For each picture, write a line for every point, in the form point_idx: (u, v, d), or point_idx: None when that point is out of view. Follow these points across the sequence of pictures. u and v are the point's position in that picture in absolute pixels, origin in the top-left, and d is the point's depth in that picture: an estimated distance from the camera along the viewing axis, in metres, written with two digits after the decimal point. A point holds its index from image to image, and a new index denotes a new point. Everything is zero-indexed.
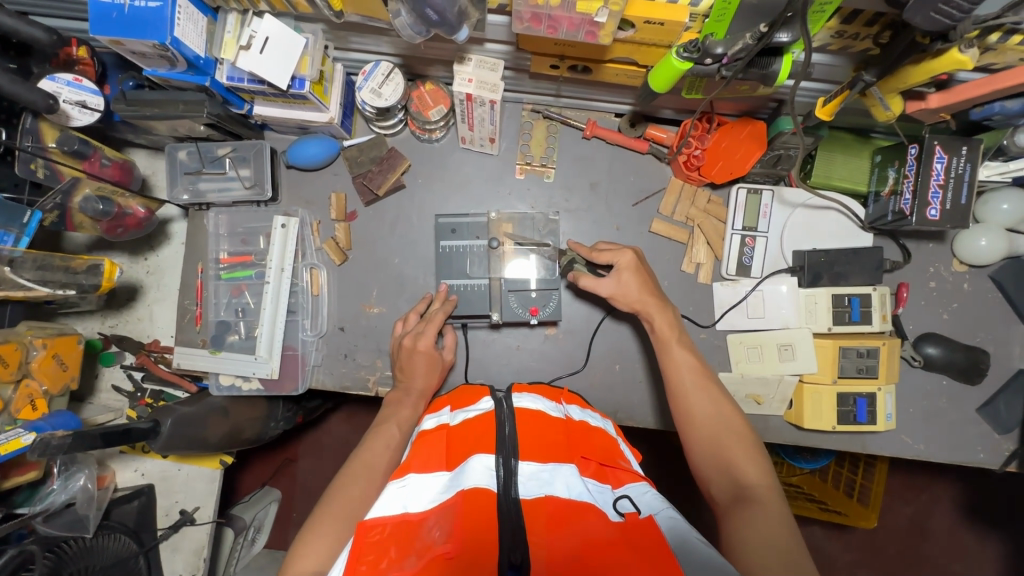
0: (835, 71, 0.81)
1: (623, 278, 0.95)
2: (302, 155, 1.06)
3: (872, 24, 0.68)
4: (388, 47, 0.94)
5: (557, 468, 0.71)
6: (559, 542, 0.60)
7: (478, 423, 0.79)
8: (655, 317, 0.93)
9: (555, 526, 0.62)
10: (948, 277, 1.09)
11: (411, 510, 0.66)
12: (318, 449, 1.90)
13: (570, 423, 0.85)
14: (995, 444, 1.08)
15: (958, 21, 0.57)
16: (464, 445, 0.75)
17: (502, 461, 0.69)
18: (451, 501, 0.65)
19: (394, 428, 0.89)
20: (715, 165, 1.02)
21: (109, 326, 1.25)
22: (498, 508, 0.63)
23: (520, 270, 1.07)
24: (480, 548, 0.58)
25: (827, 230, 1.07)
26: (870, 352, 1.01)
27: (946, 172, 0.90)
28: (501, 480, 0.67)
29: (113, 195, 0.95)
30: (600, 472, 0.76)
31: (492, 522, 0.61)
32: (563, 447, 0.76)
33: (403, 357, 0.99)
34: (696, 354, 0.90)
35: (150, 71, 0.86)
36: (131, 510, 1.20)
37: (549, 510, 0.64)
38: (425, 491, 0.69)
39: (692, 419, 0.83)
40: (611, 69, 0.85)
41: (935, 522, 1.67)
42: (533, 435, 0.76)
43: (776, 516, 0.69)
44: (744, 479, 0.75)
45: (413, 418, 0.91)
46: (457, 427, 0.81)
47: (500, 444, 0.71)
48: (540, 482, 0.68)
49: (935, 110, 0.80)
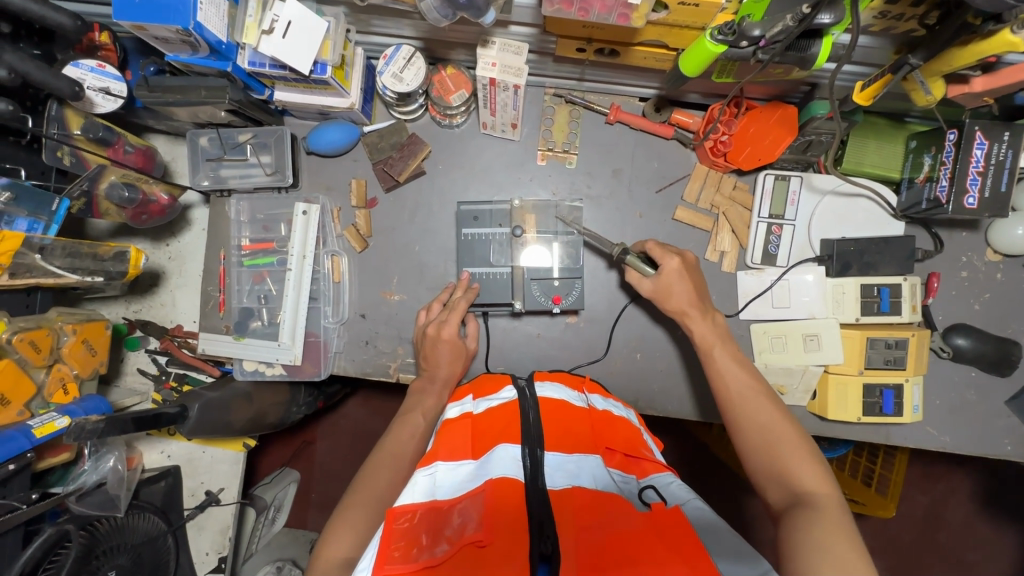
0: (875, 54, 0.78)
1: (664, 279, 0.93)
2: (323, 141, 1.05)
3: (918, 5, 0.65)
4: (410, 31, 0.92)
5: (582, 459, 0.72)
6: (587, 531, 0.60)
7: (502, 412, 0.79)
8: (694, 326, 0.92)
9: (582, 517, 0.61)
10: (981, 267, 1.06)
11: (439, 497, 0.67)
12: (336, 432, 1.93)
13: (593, 412, 0.85)
14: (1023, 437, 1.06)
15: (1016, 4, 0.54)
16: (489, 434, 0.76)
17: (528, 452, 0.71)
18: (479, 489, 0.65)
19: (421, 420, 0.90)
20: (742, 151, 1.00)
21: (133, 311, 1.27)
22: (527, 496, 0.64)
23: (541, 259, 1.06)
24: (509, 535, 0.59)
25: (857, 217, 1.04)
26: (898, 344, 0.99)
27: (987, 159, 0.87)
28: (527, 470, 0.68)
29: (137, 182, 0.96)
30: (625, 463, 0.77)
31: (521, 511, 0.62)
32: (586, 437, 0.77)
33: (426, 345, 0.99)
34: (741, 360, 0.88)
35: (172, 57, 0.85)
36: (159, 490, 1.24)
37: (577, 499, 0.64)
38: (453, 479, 0.69)
39: (742, 425, 0.82)
40: (639, 52, 0.83)
41: (953, 511, 1.66)
42: (558, 425, 0.77)
43: (837, 521, 0.66)
44: (802, 485, 0.72)
45: (438, 406, 0.93)
46: (482, 415, 0.81)
47: (526, 434, 0.73)
48: (567, 473, 0.69)
49: (979, 94, 0.76)
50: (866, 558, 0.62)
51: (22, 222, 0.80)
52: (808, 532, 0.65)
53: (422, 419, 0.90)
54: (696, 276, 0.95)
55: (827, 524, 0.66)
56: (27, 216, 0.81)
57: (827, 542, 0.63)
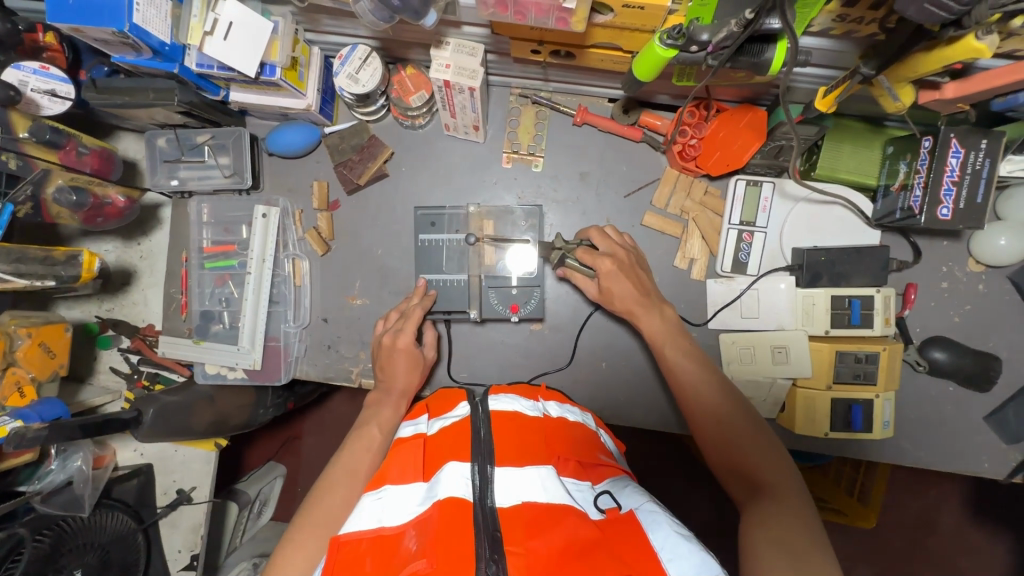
0: (839, 57, 0.74)
1: (606, 277, 0.90)
2: (281, 143, 1.03)
3: (877, 8, 0.61)
4: (365, 31, 0.90)
5: (534, 471, 0.68)
6: (536, 548, 0.58)
7: (453, 429, 0.76)
8: (643, 322, 0.88)
9: (532, 530, 0.60)
10: (962, 278, 1.02)
11: (385, 525, 0.64)
12: (320, 428, 1.93)
13: (550, 422, 0.80)
14: (1001, 454, 1.02)
15: (954, 15, 0.50)
16: (440, 453, 0.73)
17: (478, 468, 0.68)
18: (428, 515, 0.63)
19: (378, 430, 0.87)
20: (712, 156, 0.96)
21: (106, 310, 1.26)
22: (473, 516, 0.62)
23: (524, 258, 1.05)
24: (455, 564, 0.56)
25: (830, 225, 1.00)
26: (869, 358, 0.95)
27: (962, 168, 0.83)
28: (477, 489, 0.66)
29: (89, 185, 0.96)
30: (579, 470, 0.73)
31: (468, 534, 0.60)
32: (540, 448, 0.73)
33: (382, 356, 0.97)
34: (696, 353, 0.84)
35: (117, 58, 0.83)
36: (131, 487, 1.24)
37: (528, 514, 0.62)
38: (401, 503, 0.66)
39: (696, 417, 0.79)
40: (594, 54, 0.79)
41: (942, 521, 1.62)
42: (509, 437, 0.73)
43: (794, 510, 0.66)
44: (758, 472, 0.71)
45: (395, 418, 0.90)
46: (435, 435, 0.78)
47: (476, 449, 0.70)
48: (516, 486, 0.66)
49: (951, 101, 0.72)
50: (823, 548, 0.61)
51: None
52: (765, 523, 0.64)
53: (380, 429, 0.87)
54: (636, 272, 0.92)
55: (784, 513, 0.65)
56: None
57: (783, 533, 0.63)
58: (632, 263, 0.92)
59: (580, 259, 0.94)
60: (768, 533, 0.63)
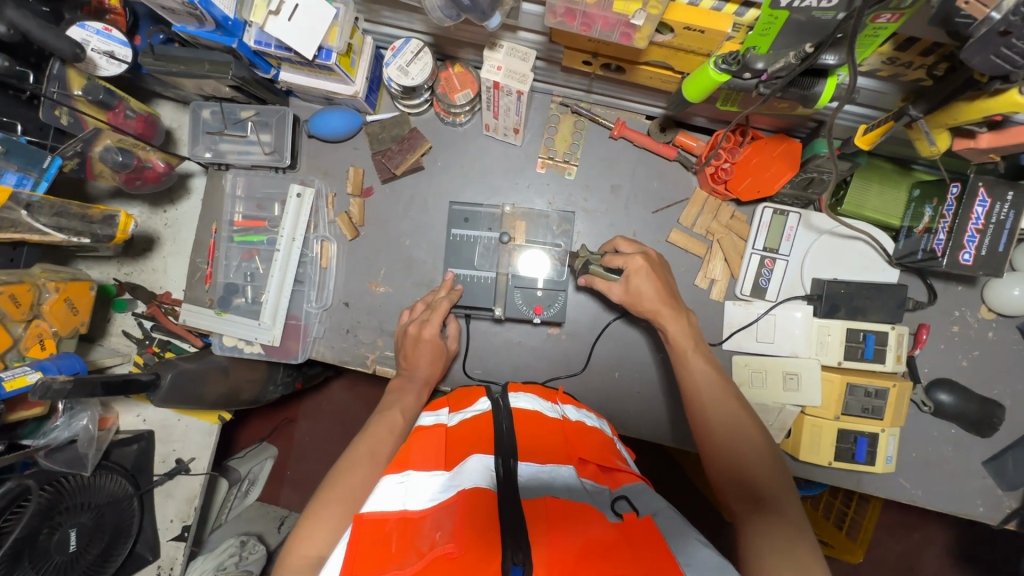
0: (882, 98, 0.77)
1: (632, 283, 0.90)
2: (324, 126, 1.05)
3: (928, 54, 0.64)
4: (420, 25, 0.92)
5: (556, 468, 0.72)
6: (561, 537, 0.60)
7: (476, 426, 0.79)
8: (669, 322, 0.88)
9: (556, 524, 0.62)
10: (973, 324, 1.04)
11: (409, 508, 0.67)
12: (317, 412, 1.93)
13: (566, 424, 0.84)
14: (996, 499, 1.04)
15: (1015, 69, 0.53)
16: (463, 446, 0.76)
17: (500, 462, 0.70)
18: (451, 501, 0.65)
19: (398, 421, 0.88)
20: (743, 181, 0.99)
21: (125, 274, 1.27)
22: (498, 504, 0.64)
23: (540, 263, 1.07)
24: (481, 547, 0.58)
25: (851, 260, 1.02)
26: (878, 393, 0.97)
27: (987, 217, 0.85)
28: (500, 480, 0.68)
29: (133, 148, 0.97)
30: (598, 474, 0.76)
31: (493, 522, 0.61)
32: (560, 447, 0.76)
33: (407, 345, 0.99)
34: (715, 364, 0.85)
35: (179, 27, 0.86)
36: (130, 452, 1.24)
37: (550, 506, 0.65)
38: (425, 489, 0.69)
39: (709, 426, 0.80)
40: (645, 71, 0.82)
41: (924, 564, 1.64)
42: (530, 437, 0.77)
43: (794, 528, 0.68)
44: (762, 487, 0.73)
45: (416, 406, 0.92)
46: (456, 429, 0.81)
47: (500, 445, 0.73)
48: (539, 483, 0.69)
49: (985, 150, 0.75)
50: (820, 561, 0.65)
51: (11, 176, 0.82)
52: (768, 536, 0.67)
53: (399, 422, 0.88)
54: (662, 274, 0.92)
55: (785, 530, 0.68)
56: (15, 172, 0.83)
57: (787, 547, 0.65)
58: (654, 265, 0.92)
59: (606, 264, 0.94)
60: (769, 545, 0.66)
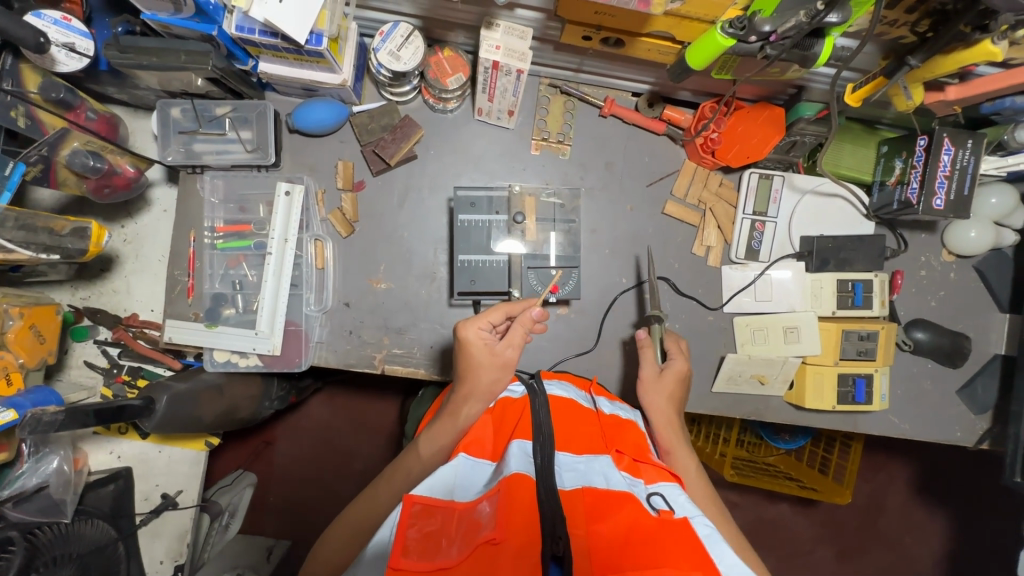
0: (865, 59, 0.83)
1: (663, 381, 0.91)
2: (309, 119, 1.00)
3: (911, 12, 0.69)
4: (409, 7, 0.90)
5: (592, 458, 0.71)
6: (597, 535, 0.60)
7: (515, 411, 0.78)
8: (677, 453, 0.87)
9: (592, 515, 0.62)
10: (937, 266, 1.15)
11: (456, 498, 0.65)
12: (296, 433, 1.81)
13: (601, 415, 0.82)
14: (970, 424, 1.15)
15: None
16: (506, 434, 0.75)
17: (539, 449, 0.68)
18: (497, 488, 0.63)
19: (427, 439, 0.80)
20: (731, 149, 1.03)
21: (81, 299, 1.14)
22: (540, 495, 0.62)
23: (514, 247, 1.02)
24: (525, 536, 0.58)
25: (832, 216, 1.10)
26: (870, 336, 1.05)
27: (953, 164, 0.93)
28: (539, 467, 0.65)
29: (102, 151, 0.89)
30: (634, 467, 0.71)
31: (535, 512, 0.60)
32: (596, 438, 0.75)
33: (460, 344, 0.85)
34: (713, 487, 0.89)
35: (149, 16, 0.80)
36: (106, 495, 1.10)
37: (587, 501, 0.64)
38: (473, 480, 0.68)
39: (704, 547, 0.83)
40: (645, 43, 0.84)
41: (893, 498, 1.78)
42: (567, 426, 0.75)
43: None
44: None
45: (468, 418, 0.79)
46: (498, 413, 0.81)
47: (539, 430, 0.70)
48: (577, 472, 0.68)
49: (952, 102, 0.83)
50: None
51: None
52: None
53: (429, 437, 0.80)
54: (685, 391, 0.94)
55: None
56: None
57: None
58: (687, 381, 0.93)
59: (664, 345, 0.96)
60: None
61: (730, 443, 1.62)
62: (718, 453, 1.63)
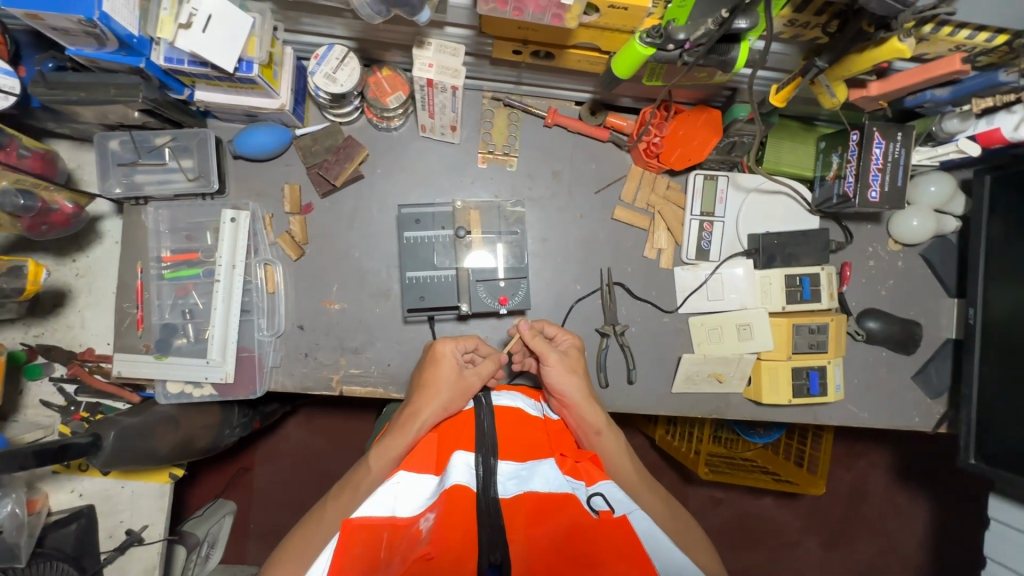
0: (786, 60, 0.85)
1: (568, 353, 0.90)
2: (250, 144, 0.99)
3: (821, 14, 0.71)
4: (342, 30, 0.90)
5: (536, 464, 0.71)
6: (536, 538, 0.63)
7: (462, 423, 0.78)
8: (586, 414, 0.84)
9: (534, 523, 0.65)
10: (885, 256, 1.17)
11: (399, 513, 0.67)
12: (275, 456, 1.78)
13: (548, 422, 0.86)
14: (928, 409, 1.17)
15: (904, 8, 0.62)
16: (451, 444, 0.74)
17: (481, 460, 0.67)
18: (438, 501, 0.65)
19: (377, 455, 0.79)
20: (673, 153, 1.04)
21: (34, 336, 1.11)
22: (478, 506, 0.62)
23: (485, 259, 1.04)
24: (461, 547, 0.59)
25: (778, 213, 1.12)
26: (820, 328, 1.07)
27: (885, 157, 0.95)
28: (480, 479, 0.65)
29: (35, 189, 0.89)
30: (576, 468, 0.77)
31: (473, 522, 0.61)
32: (541, 441, 0.77)
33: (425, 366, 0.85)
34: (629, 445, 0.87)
35: (73, 50, 0.79)
36: (69, 534, 1.08)
37: (528, 505, 0.66)
38: (414, 497, 0.68)
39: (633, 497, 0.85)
40: (573, 55, 0.85)
41: (872, 485, 1.80)
42: (512, 434, 0.75)
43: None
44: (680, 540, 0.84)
45: (424, 423, 0.79)
46: (443, 427, 0.81)
47: (481, 441, 0.69)
48: (520, 478, 0.68)
49: (875, 98, 0.85)
50: None
51: None
52: None
53: (379, 453, 0.79)
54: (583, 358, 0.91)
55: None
56: None
57: None
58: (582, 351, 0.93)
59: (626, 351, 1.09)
60: None
61: (705, 440, 1.58)
62: (694, 451, 1.58)
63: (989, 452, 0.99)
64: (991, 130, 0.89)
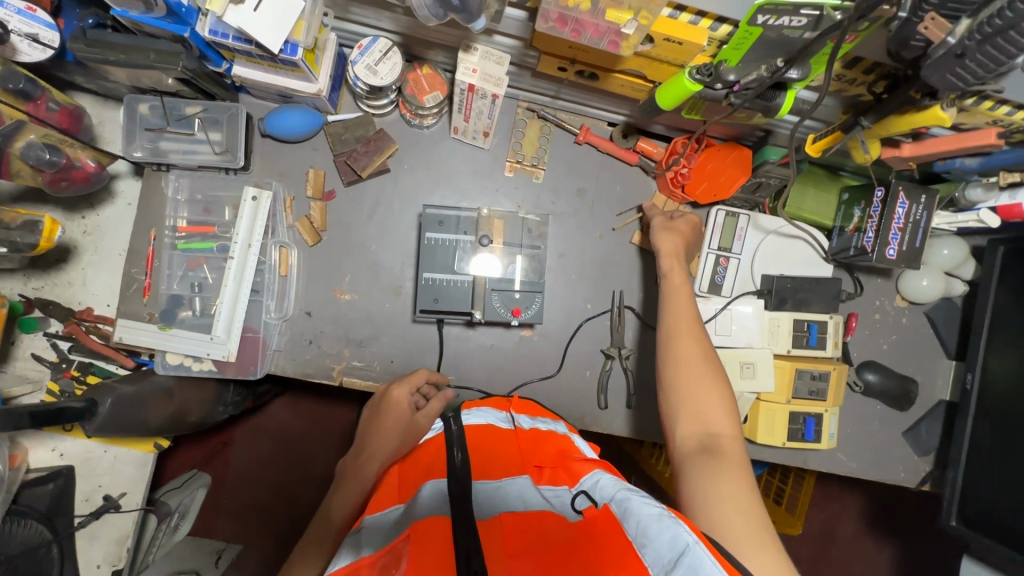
0: (826, 111, 0.86)
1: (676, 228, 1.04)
2: (282, 126, 0.99)
3: (869, 73, 0.73)
4: (389, 24, 0.90)
5: (509, 483, 0.69)
6: (518, 557, 0.57)
7: (430, 449, 0.76)
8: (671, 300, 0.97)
9: (512, 543, 0.59)
10: (891, 311, 1.19)
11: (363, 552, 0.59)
12: (255, 434, 1.77)
13: (520, 433, 0.81)
14: (914, 465, 1.18)
15: (966, 86, 0.61)
16: (415, 478, 0.71)
17: (454, 481, 0.65)
18: (404, 534, 0.58)
19: (337, 504, 0.81)
20: (698, 186, 1.05)
21: (33, 289, 1.09)
22: (454, 529, 0.57)
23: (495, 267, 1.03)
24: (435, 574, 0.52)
25: (794, 258, 1.13)
26: (821, 376, 1.09)
27: (906, 218, 0.97)
28: (453, 501, 0.62)
29: (61, 145, 0.89)
30: (555, 476, 0.72)
31: (448, 547, 0.55)
32: (513, 458, 0.74)
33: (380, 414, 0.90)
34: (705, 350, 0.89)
35: (119, 11, 0.78)
36: (44, 493, 1.05)
37: (504, 528, 0.61)
38: (380, 534, 0.62)
39: (681, 353, 0.88)
40: (618, 79, 0.85)
41: (843, 529, 1.82)
42: (482, 455, 0.73)
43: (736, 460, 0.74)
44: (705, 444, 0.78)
45: (371, 475, 0.81)
46: (412, 457, 0.77)
47: (449, 467, 0.67)
48: (493, 502, 0.65)
49: (906, 159, 0.86)
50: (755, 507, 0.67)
51: None
52: (715, 474, 0.70)
53: (338, 501, 0.81)
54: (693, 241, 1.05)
55: (723, 467, 0.72)
56: None
57: (723, 478, 0.70)
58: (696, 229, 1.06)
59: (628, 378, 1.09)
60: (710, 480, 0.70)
61: None
62: None
63: (972, 516, 1.01)
64: (1013, 204, 0.91)
